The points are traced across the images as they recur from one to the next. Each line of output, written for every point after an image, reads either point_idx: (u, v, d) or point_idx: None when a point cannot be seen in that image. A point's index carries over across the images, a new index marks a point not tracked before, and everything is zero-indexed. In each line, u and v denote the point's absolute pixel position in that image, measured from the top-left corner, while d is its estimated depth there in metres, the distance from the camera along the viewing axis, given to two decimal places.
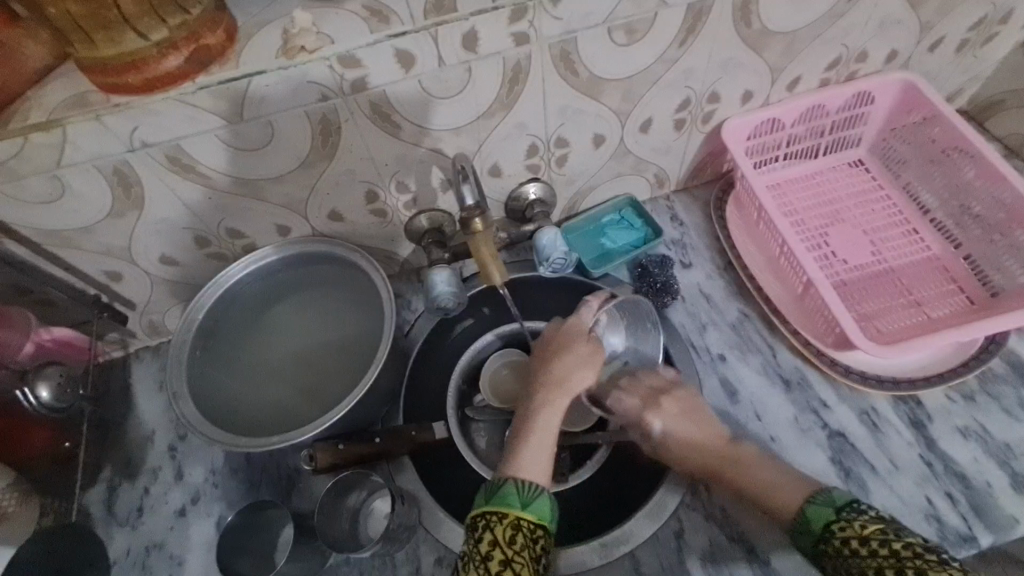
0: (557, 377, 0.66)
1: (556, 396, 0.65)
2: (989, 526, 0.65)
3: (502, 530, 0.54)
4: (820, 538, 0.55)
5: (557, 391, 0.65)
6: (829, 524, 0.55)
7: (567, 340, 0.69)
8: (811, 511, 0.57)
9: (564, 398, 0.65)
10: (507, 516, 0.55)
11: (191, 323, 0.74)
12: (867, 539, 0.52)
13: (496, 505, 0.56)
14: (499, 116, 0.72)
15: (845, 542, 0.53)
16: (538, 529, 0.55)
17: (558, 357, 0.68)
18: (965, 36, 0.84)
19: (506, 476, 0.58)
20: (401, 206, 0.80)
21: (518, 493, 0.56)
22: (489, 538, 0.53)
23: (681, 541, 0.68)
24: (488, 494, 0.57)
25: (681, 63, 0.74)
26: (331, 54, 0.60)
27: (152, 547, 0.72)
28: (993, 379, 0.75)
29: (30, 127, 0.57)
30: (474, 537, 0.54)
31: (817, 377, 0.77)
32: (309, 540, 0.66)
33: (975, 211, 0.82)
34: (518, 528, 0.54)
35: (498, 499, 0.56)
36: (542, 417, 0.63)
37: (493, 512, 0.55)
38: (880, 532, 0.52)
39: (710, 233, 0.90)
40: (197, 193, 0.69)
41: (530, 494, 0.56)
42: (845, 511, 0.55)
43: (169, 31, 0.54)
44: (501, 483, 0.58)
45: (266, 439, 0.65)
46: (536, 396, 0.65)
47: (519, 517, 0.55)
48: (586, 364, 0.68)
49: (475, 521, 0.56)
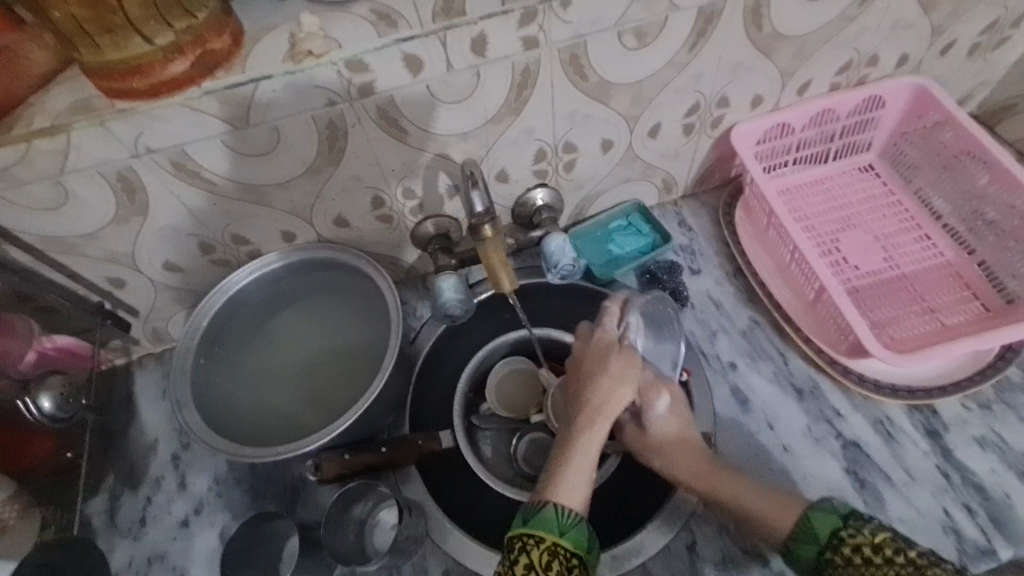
0: (598, 400, 0.64)
1: (597, 421, 0.63)
2: (1008, 539, 0.64)
3: (538, 555, 0.53)
4: (827, 546, 0.55)
5: (597, 415, 0.63)
6: (836, 531, 0.55)
7: (601, 357, 0.67)
8: (815, 518, 0.56)
9: (603, 424, 0.63)
10: (543, 540, 0.54)
11: (195, 329, 0.73)
12: (881, 547, 0.52)
13: (532, 528, 0.55)
14: (507, 121, 0.71)
15: (856, 551, 0.53)
16: (574, 558, 0.54)
17: (599, 379, 0.65)
18: (977, 40, 0.83)
19: (544, 499, 0.57)
20: (407, 211, 0.79)
21: (557, 520, 0.55)
22: (524, 561, 0.53)
23: (693, 553, 0.66)
24: (525, 516, 0.57)
25: (690, 67, 0.73)
26: (338, 59, 0.59)
27: (155, 558, 0.71)
28: (1009, 387, 0.73)
29: (34, 133, 0.56)
30: (509, 558, 0.54)
31: (829, 385, 0.76)
32: (316, 552, 0.65)
33: (989, 216, 0.81)
34: (554, 555, 0.53)
35: (535, 523, 0.55)
36: (583, 442, 0.61)
37: (531, 535, 0.54)
38: (891, 541, 0.52)
39: (719, 238, 0.89)
40: (202, 198, 0.68)
41: (567, 521, 0.55)
42: (850, 519, 0.55)
43: (175, 35, 0.54)
44: (539, 507, 0.57)
45: (272, 449, 0.64)
46: (577, 420, 0.64)
47: (555, 543, 0.54)
48: (625, 385, 0.65)
49: (513, 542, 0.55)
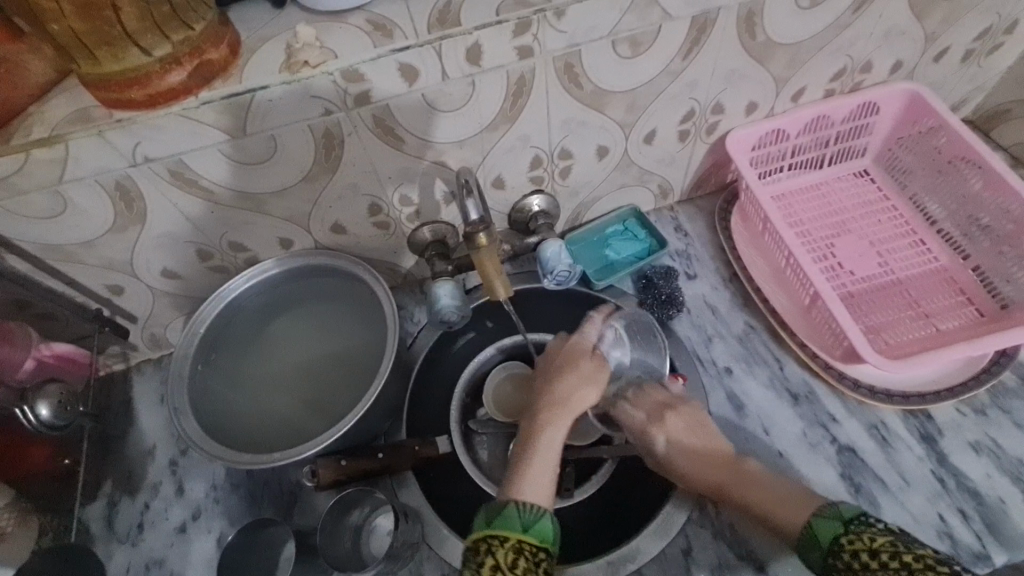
0: (561, 396, 0.66)
1: (559, 416, 0.64)
2: (1002, 544, 0.64)
3: (504, 554, 0.53)
4: (828, 552, 0.54)
5: (561, 409, 0.65)
6: (837, 537, 0.54)
7: (570, 358, 0.70)
8: (818, 525, 0.56)
9: (566, 418, 0.64)
10: (508, 539, 0.54)
11: (192, 336, 0.73)
12: (878, 552, 0.51)
13: (497, 528, 0.55)
14: (503, 129, 0.72)
15: (856, 557, 0.52)
16: (540, 552, 0.55)
17: (563, 376, 0.68)
18: (970, 47, 0.84)
19: (507, 498, 0.58)
20: (404, 218, 0.79)
21: (519, 516, 0.56)
22: (491, 562, 0.53)
23: (689, 558, 0.66)
24: (488, 517, 0.57)
25: (685, 75, 0.74)
26: (335, 69, 0.59)
27: (152, 564, 0.71)
28: (1004, 393, 0.74)
29: (32, 143, 0.57)
30: (475, 561, 0.53)
31: (824, 390, 0.76)
32: (312, 557, 0.66)
33: (984, 221, 0.81)
34: (520, 552, 0.54)
35: (499, 523, 0.55)
36: (546, 437, 0.63)
37: (496, 535, 0.55)
38: (890, 545, 0.51)
39: (714, 244, 0.90)
40: (199, 206, 0.69)
41: (531, 516, 0.56)
42: (852, 524, 0.54)
43: (172, 46, 0.54)
44: (503, 505, 0.57)
45: (268, 456, 0.64)
46: (539, 415, 0.65)
47: (520, 540, 0.54)
48: (588, 383, 0.67)
49: (477, 545, 0.55)
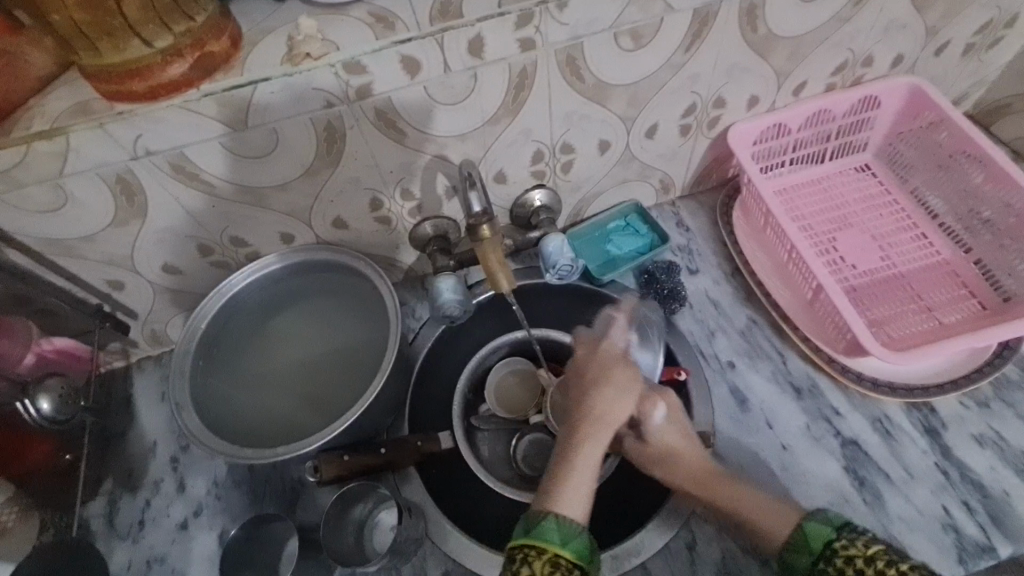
0: (598, 409, 0.63)
1: (600, 433, 0.61)
2: (1007, 536, 0.64)
3: (540, 566, 0.53)
4: (820, 557, 0.55)
5: (601, 424, 0.62)
6: (830, 542, 0.55)
7: (606, 370, 0.66)
8: (811, 528, 0.56)
9: (605, 432, 0.62)
10: (545, 552, 0.54)
11: (194, 331, 0.73)
12: (872, 559, 0.52)
13: (534, 539, 0.54)
14: (505, 122, 0.72)
15: (849, 562, 0.53)
16: (576, 568, 0.54)
17: (602, 387, 0.65)
18: (970, 41, 0.84)
19: (543, 509, 0.57)
20: (406, 213, 0.79)
21: (558, 531, 0.55)
22: (526, 573, 0.52)
23: (693, 552, 0.66)
24: (526, 527, 0.56)
25: (687, 68, 0.73)
26: (336, 61, 0.59)
27: (153, 561, 0.70)
28: (1007, 385, 0.73)
29: (33, 135, 0.57)
30: (511, 570, 0.54)
31: (828, 383, 0.76)
32: (313, 554, 0.65)
33: (985, 215, 0.81)
34: (556, 566, 0.53)
35: (537, 534, 0.55)
36: (585, 452, 0.60)
37: (532, 547, 0.54)
38: (884, 553, 0.52)
39: (716, 238, 0.90)
40: (200, 200, 0.68)
41: (569, 532, 0.55)
42: (844, 531, 0.55)
43: (174, 38, 0.54)
44: (540, 518, 0.56)
45: (271, 450, 0.64)
46: (578, 427, 0.62)
47: (557, 554, 0.54)
48: (627, 395, 0.64)
49: (514, 552, 0.55)
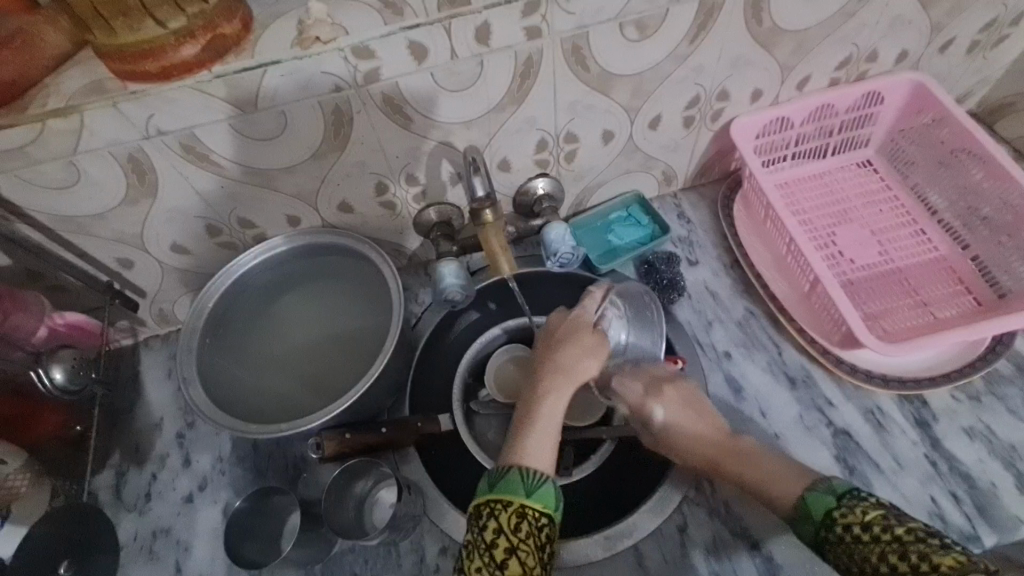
0: (561, 368, 0.66)
1: (560, 389, 0.64)
2: (992, 525, 0.65)
3: (507, 518, 0.54)
4: (821, 525, 0.55)
5: (563, 380, 0.65)
6: (830, 511, 0.55)
7: (572, 332, 0.69)
8: (812, 499, 0.57)
9: (567, 388, 0.65)
10: (511, 503, 0.55)
11: (201, 309, 0.74)
12: (870, 524, 0.52)
13: (500, 493, 0.56)
14: (509, 110, 0.73)
15: (848, 530, 0.53)
16: (542, 518, 0.55)
17: (565, 347, 0.68)
18: (975, 38, 0.84)
19: (510, 463, 0.58)
20: (410, 198, 0.80)
21: (522, 481, 0.56)
22: (494, 525, 0.54)
23: (685, 535, 0.68)
24: (491, 481, 0.58)
25: (692, 60, 0.74)
26: (345, 45, 0.60)
27: (159, 532, 0.73)
28: (999, 380, 0.75)
29: (48, 113, 0.58)
30: (479, 525, 0.55)
31: (822, 375, 0.77)
32: (316, 527, 0.67)
33: (984, 212, 0.82)
34: (523, 516, 0.54)
35: (503, 487, 0.56)
36: (546, 409, 0.63)
37: (499, 500, 0.55)
38: (881, 518, 0.52)
39: (716, 231, 0.91)
40: (209, 180, 0.69)
41: (534, 482, 0.56)
42: (845, 498, 0.55)
43: (187, 19, 0.56)
44: (506, 470, 0.57)
45: (274, 426, 0.66)
46: (540, 386, 0.65)
47: (523, 505, 0.55)
48: (590, 354, 0.67)
49: (480, 509, 0.56)
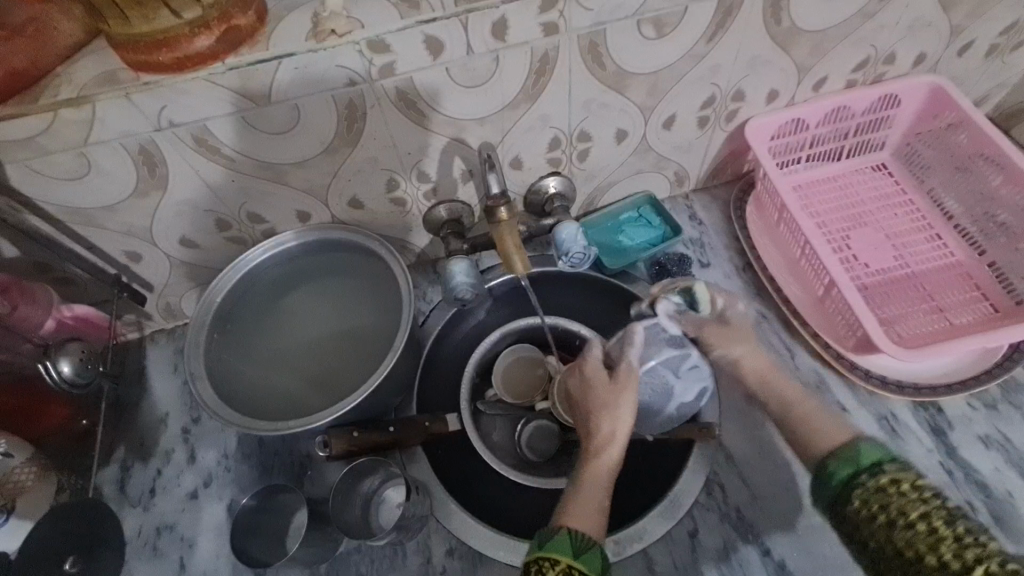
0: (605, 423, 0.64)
1: (605, 444, 0.62)
2: (1009, 536, 0.64)
3: None
4: (863, 470, 0.53)
5: (607, 436, 0.63)
6: (878, 462, 0.53)
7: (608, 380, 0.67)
8: (863, 447, 0.55)
9: (614, 444, 0.62)
10: (558, 562, 0.51)
11: (208, 305, 0.74)
12: (920, 486, 0.50)
13: (547, 550, 0.52)
14: (524, 107, 0.72)
15: (891, 484, 0.51)
16: None
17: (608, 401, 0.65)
18: (994, 42, 0.83)
19: (558, 524, 0.55)
20: (421, 196, 0.80)
21: (570, 541, 0.53)
22: None
23: (696, 540, 0.67)
24: (540, 541, 0.54)
25: (709, 58, 0.73)
26: (360, 38, 0.59)
27: (163, 528, 0.72)
28: (1016, 388, 0.74)
29: (60, 103, 0.57)
30: None
31: (836, 380, 0.76)
32: (323, 527, 0.67)
33: (1000, 218, 0.81)
34: None
35: (549, 545, 0.53)
36: (594, 467, 0.60)
37: (545, 558, 0.52)
38: (934, 491, 0.50)
39: (728, 233, 0.90)
40: (219, 173, 0.69)
41: (582, 543, 0.53)
42: (895, 458, 0.53)
43: (202, 10, 0.55)
44: (554, 530, 0.54)
45: (282, 423, 0.65)
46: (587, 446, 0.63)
47: (570, 565, 0.51)
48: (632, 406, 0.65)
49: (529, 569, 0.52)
